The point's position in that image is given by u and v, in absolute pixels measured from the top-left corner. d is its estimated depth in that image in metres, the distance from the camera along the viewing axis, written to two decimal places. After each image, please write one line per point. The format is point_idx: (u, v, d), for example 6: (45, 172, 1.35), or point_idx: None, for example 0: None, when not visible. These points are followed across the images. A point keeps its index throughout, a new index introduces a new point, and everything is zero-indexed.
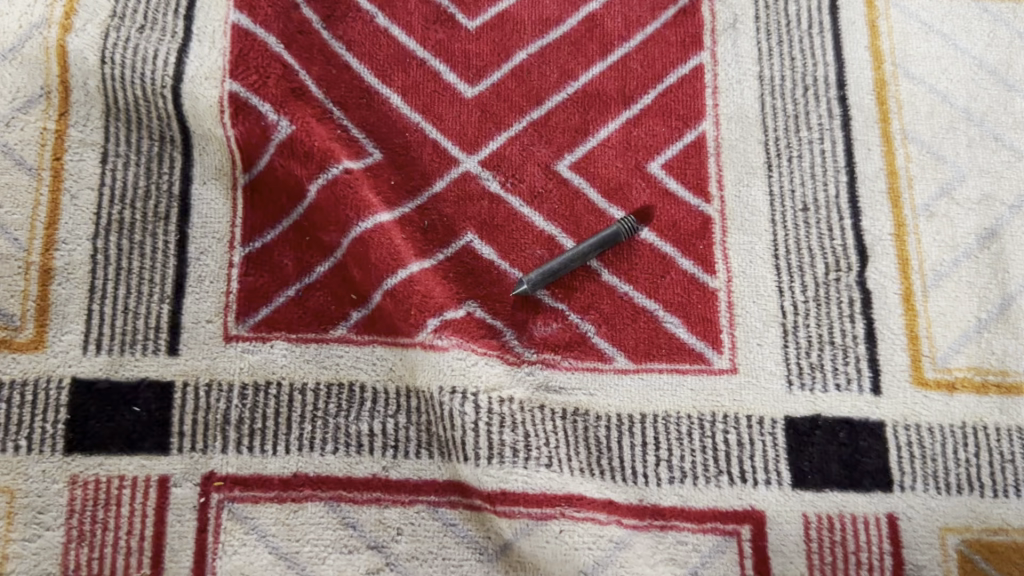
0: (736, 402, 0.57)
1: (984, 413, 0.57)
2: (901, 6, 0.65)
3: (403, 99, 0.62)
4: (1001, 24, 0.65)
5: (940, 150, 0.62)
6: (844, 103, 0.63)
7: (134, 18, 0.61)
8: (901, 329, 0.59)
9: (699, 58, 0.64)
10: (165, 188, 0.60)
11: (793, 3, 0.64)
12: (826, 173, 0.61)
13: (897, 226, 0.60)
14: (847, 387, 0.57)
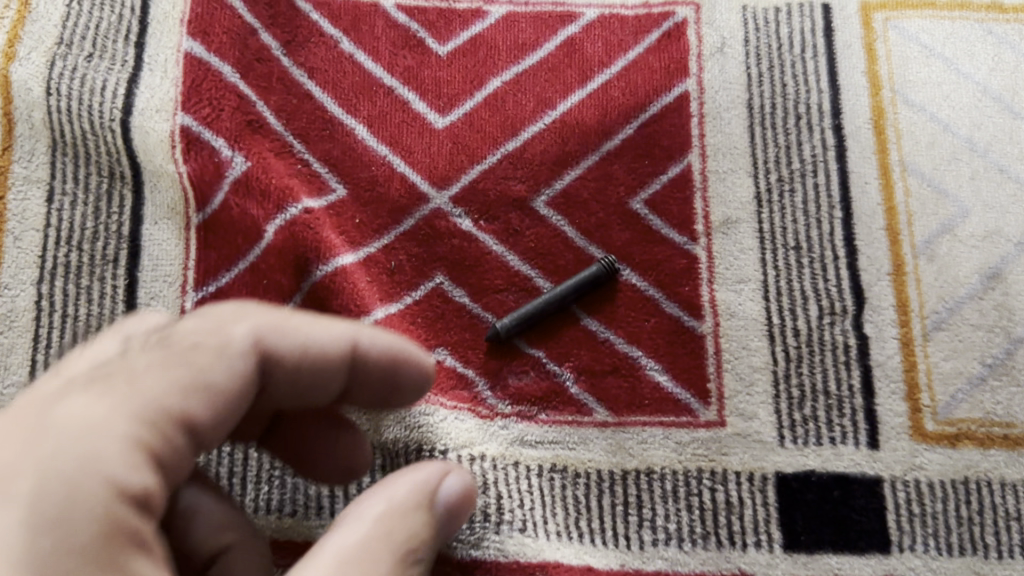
0: (724, 457, 0.53)
1: (988, 467, 0.53)
2: (900, 28, 0.61)
3: (370, 131, 0.58)
4: (1007, 47, 0.61)
5: (942, 184, 0.58)
6: (839, 133, 0.59)
7: (81, 45, 0.58)
8: (900, 377, 0.55)
9: (684, 85, 0.60)
10: (115, 229, 0.55)
11: (785, 25, 0.61)
12: (819, 209, 0.57)
13: (895, 265, 0.57)
14: (842, 442, 0.54)
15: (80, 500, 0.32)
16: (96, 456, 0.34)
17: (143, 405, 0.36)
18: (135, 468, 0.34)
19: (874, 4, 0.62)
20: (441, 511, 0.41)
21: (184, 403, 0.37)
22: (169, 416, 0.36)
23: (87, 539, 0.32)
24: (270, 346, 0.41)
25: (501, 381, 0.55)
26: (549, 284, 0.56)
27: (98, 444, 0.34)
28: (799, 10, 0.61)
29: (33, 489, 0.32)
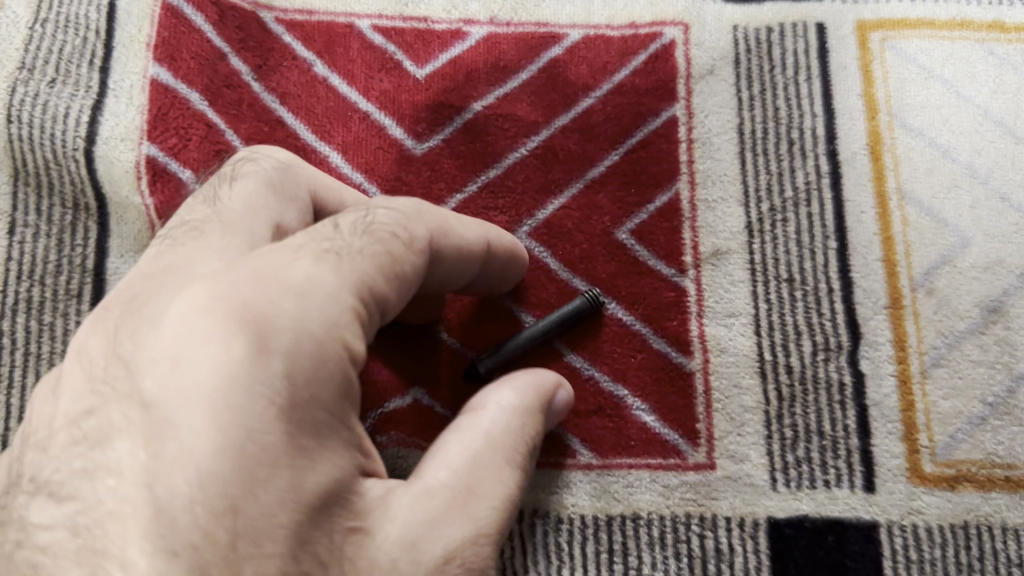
0: (714, 502, 0.51)
1: (989, 511, 0.51)
2: (897, 48, 0.59)
3: (344, 158, 0.56)
4: (1009, 68, 0.58)
5: (941, 213, 0.56)
6: (834, 159, 0.56)
7: (44, 70, 0.56)
8: (897, 417, 0.53)
9: (672, 110, 0.58)
10: (78, 262, 0.53)
11: (778, 47, 0.58)
12: (814, 239, 0.55)
13: (893, 299, 0.54)
14: (838, 485, 0.51)
15: (324, 362, 0.35)
16: (336, 320, 0.36)
17: (350, 276, 0.37)
18: (353, 332, 0.37)
19: (870, 24, 0.59)
20: (553, 413, 0.48)
21: (383, 281, 0.39)
22: (379, 295, 0.39)
23: (331, 396, 0.35)
24: (439, 244, 0.43)
25: None
26: (531, 319, 0.54)
27: (338, 310, 0.36)
28: (792, 30, 0.59)
29: (289, 344, 0.34)
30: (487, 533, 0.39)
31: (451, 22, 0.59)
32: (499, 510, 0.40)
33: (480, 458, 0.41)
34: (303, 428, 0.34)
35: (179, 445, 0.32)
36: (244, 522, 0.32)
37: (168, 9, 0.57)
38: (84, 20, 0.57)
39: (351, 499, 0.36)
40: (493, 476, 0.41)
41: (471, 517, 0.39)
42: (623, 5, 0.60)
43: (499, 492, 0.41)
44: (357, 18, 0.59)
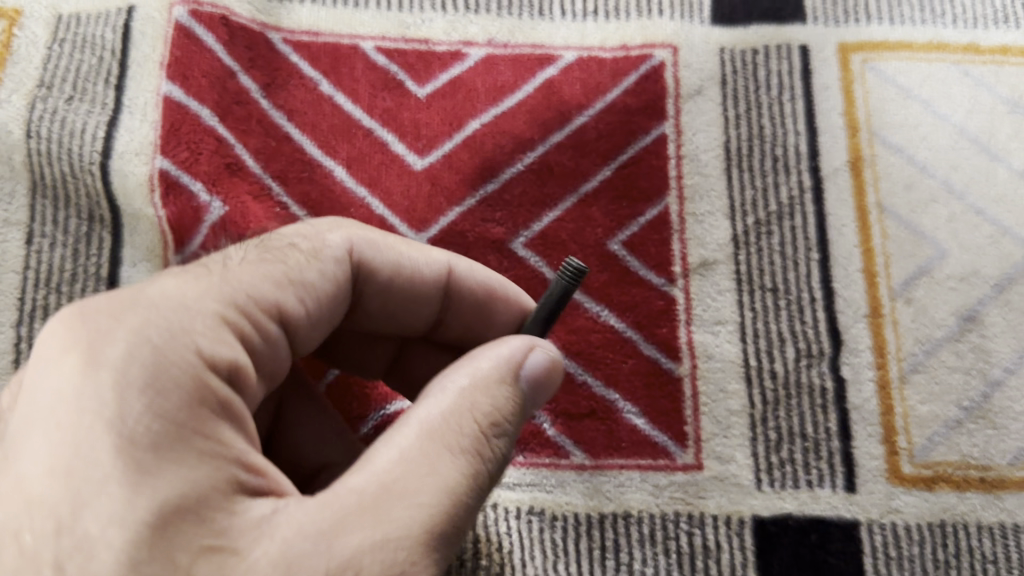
0: (702, 500, 0.53)
1: (964, 511, 0.54)
2: (877, 69, 0.61)
3: (348, 172, 0.58)
4: (985, 89, 0.61)
5: (919, 225, 0.58)
6: (816, 175, 0.59)
7: (62, 88, 0.58)
8: (876, 420, 0.55)
9: (662, 128, 0.60)
10: (93, 271, 0.56)
11: (764, 68, 0.61)
12: (797, 251, 0.58)
13: (873, 308, 0.57)
14: (820, 485, 0.54)
15: (162, 369, 0.35)
16: (181, 330, 0.37)
17: (222, 291, 0.39)
18: (228, 329, 0.39)
19: (852, 46, 0.62)
20: (529, 392, 0.42)
21: (269, 290, 0.42)
22: (256, 304, 0.41)
23: (180, 406, 0.35)
24: (366, 257, 0.46)
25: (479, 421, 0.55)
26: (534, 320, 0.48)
27: (201, 313, 0.38)
28: (777, 52, 0.62)
29: (123, 353, 0.35)
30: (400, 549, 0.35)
31: (450, 44, 0.62)
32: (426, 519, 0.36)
33: (412, 457, 0.37)
34: (134, 437, 0.33)
35: (19, 471, 0.33)
36: (70, 538, 0.32)
37: (180, 28, 0.60)
38: (100, 40, 0.60)
39: (213, 515, 0.33)
40: (426, 480, 0.36)
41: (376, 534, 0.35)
42: (615, 29, 0.63)
43: (432, 500, 0.36)
44: (361, 39, 0.62)
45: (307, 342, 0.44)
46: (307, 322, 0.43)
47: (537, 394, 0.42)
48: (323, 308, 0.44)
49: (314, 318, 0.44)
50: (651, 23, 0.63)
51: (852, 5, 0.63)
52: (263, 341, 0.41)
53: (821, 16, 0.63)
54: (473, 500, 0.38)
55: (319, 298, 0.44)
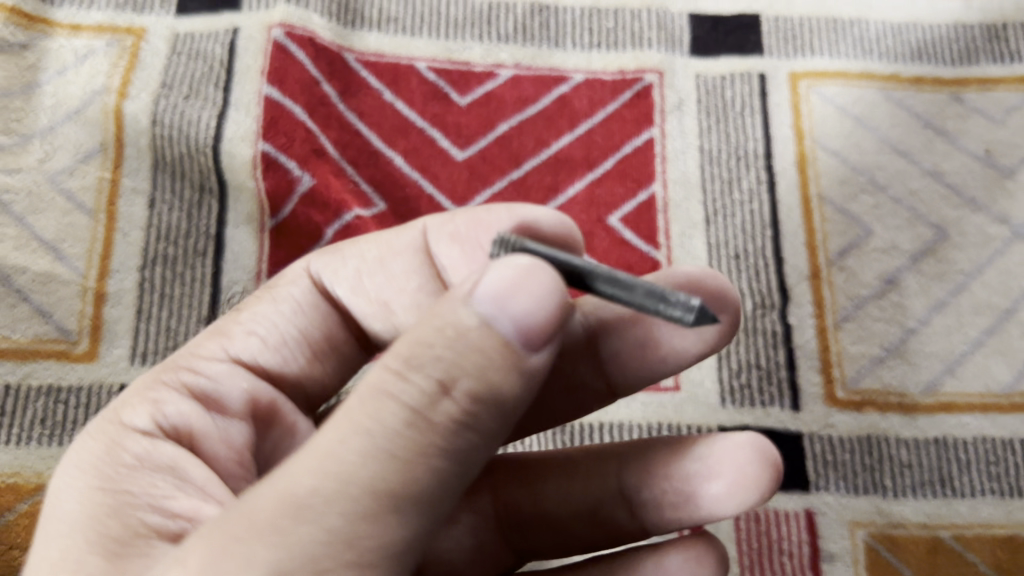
0: (679, 414, 0.68)
1: (885, 426, 0.68)
2: (820, 92, 0.78)
3: (404, 160, 0.74)
4: (903, 108, 0.78)
5: (851, 211, 0.74)
6: (770, 172, 0.75)
7: (180, 89, 0.74)
8: (817, 357, 0.70)
9: (650, 132, 0.76)
10: (203, 230, 0.71)
11: (731, 90, 0.78)
12: (755, 228, 0.73)
13: (814, 272, 0.72)
14: (770, 404, 0.69)
15: (89, 453, 0.45)
16: (118, 410, 0.48)
17: (167, 366, 0.50)
18: (160, 395, 0.48)
19: (800, 74, 0.79)
20: (508, 318, 0.33)
21: (213, 346, 0.51)
22: (193, 367, 0.50)
23: (90, 474, 0.44)
24: (325, 277, 0.53)
25: None
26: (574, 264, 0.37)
27: (141, 389, 0.49)
28: (741, 78, 0.78)
29: (74, 450, 0.46)
30: (266, 524, 0.32)
31: (486, 66, 0.78)
32: (298, 489, 0.33)
33: (316, 435, 0.35)
34: (58, 505, 0.43)
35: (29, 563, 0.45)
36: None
37: (276, 46, 0.76)
38: (211, 53, 0.76)
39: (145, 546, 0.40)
40: (310, 453, 0.34)
41: (242, 520, 0.33)
42: (614, 58, 0.79)
43: (320, 487, 0.32)
44: (416, 60, 0.78)
45: (308, 378, 0.53)
46: (268, 353, 0.52)
47: (535, 313, 0.33)
48: (278, 335, 0.52)
49: (274, 344, 0.52)
50: (643, 53, 0.79)
51: (801, 43, 0.80)
52: (202, 391, 0.49)
53: (776, 51, 0.79)
54: (385, 437, 0.33)
55: (271, 328, 0.52)
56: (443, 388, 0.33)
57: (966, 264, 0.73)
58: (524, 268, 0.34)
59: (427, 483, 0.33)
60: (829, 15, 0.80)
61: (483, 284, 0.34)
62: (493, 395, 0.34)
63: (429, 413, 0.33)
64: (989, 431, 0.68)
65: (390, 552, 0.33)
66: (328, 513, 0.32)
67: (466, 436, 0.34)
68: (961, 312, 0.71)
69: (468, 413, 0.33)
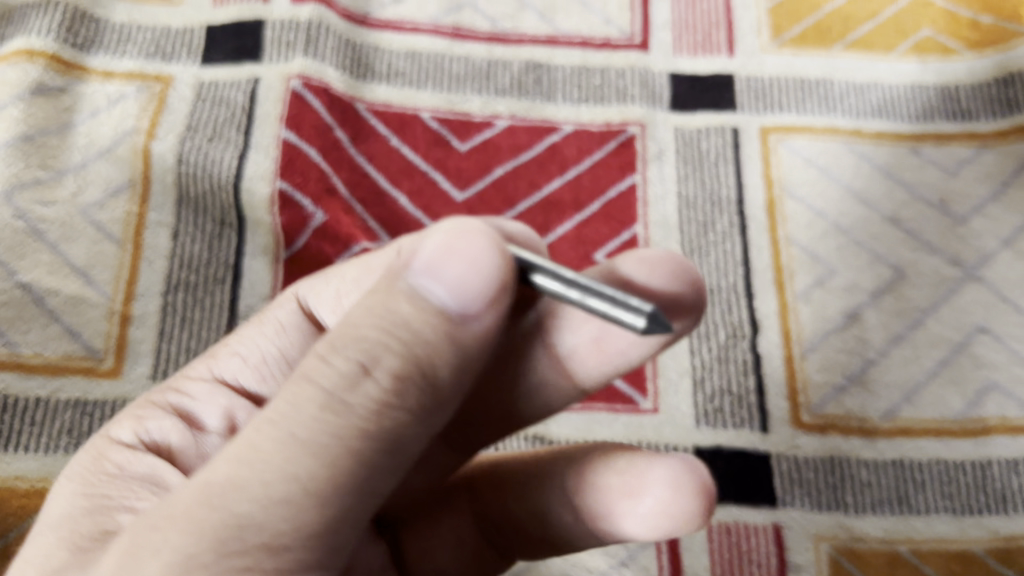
0: (658, 435, 0.74)
1: (847, 448, 0.74)
2: (789, 144, 0.85)
3: (409, 200, 0.81)
4: (864, 159, 0.85)
5: (815, 252, 0.81)
6: (742, 215, 0.82)
7: (204, 131, 0.81)
8: (784, 384, 0.76)
9: (633, 179, 0.83)
10: (223, 259, 0.77)
11: (707, 142, 0.85)
12: (728, 266, 0.80)
13: (781, 306, 0.79)
14: (741, 426, 0.75)
15: (78, 463, 0.52)
16: (108, 428, 0.55)
17: (158, 391, 0.58)
18: (146, 413, 0.55)
19: (770, 128, 0.86)
20: (442, 283, 0.36)
21: (200, 368, 0.59)
22: (179, 391, 0.57)
23: (76, 480, 0.50)
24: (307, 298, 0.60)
25: None
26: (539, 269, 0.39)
27: (130, 409, 0.56)
28: (716, 131, 0.86)
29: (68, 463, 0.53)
30: (184, 513, 0.36)
31: (484, 116, 0.85)
32: (213, 478, 0.36)
33: (244, 427, 0.38)
34: (48, 506, 0.49)
35: None
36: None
37: (293, 95, 0.83)
38: (232, 100, 0.83)
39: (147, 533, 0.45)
40: (233, 443, 0.37)
41: (168, 509, 0.36)
42: (601, 111, 0.86)
43: (240, 472, 0.35)
44: (420, 110, 0.85)
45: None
46: (249, 373, 0.59)
47: (464, 276, 0.36)
48: (258, 355, 0.59)
49: (254, 364, 0.59)
50: (627, 108, 0.86)
51: (771, 101, 0.87)
52: (186, 410, 0.56)
53: (749, 107, 0.87)
54: (301, 423, 0.36)
55: (253, 348, 0.59)
56: (364, 368, 0.36)
57: (922, 301, 0.79)
58: (455, 236, 0.36)
59: (341, 467, 0.36)
60: (796, 76, 0.88)
61: (419, 256, 0.37)
62: (415, 374, 0.37)
63: (346, 395, 0.36)
64: (943, 454, 0.74)
65: (305, 533, 0.35)
66: (236, 500, 0.35)
67: (388, 415, 0.37)
68: (917, 345, 0.77)
69: (389, 392, 0.36)
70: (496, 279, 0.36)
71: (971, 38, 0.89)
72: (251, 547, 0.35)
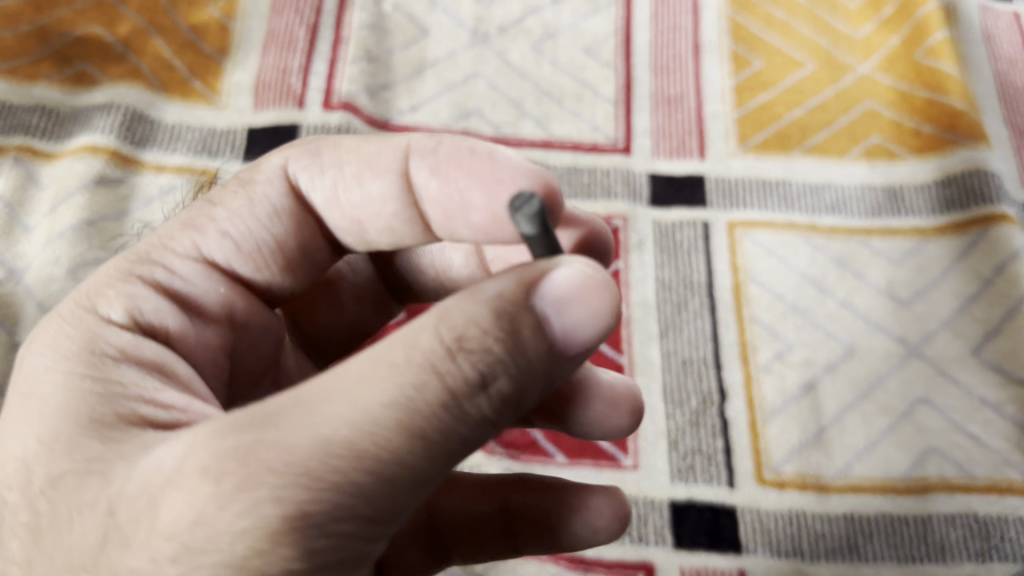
0: (637, 488, 0.84)
1: (804, 502, 0.83)
2: (752, 237, 0.97)
3: None
4: (820, 250, 0.96)
5: (775, 330, 0.92)
6: (712, 297, 0.94)
7: None
8: (748, 446, 0.86)
9: (617, 264, 0.95)
10: None
11: (681, 233, 0.97)
12: (699, 341, 0.91)
13: (746, 378, 0.89)
14: (711, 482, 0.85)
15: (64, 343, 0.53)
16: (91, 298, 0.55)
17: (144, 262, 0.58)
18: (135, 290, 0.56)
19: (737, 223, 0.98)
20: (565, 319, 0.43)
21: (184, 241, 0.60)
22: (163, 266, 0.59)
23: (73, 361, 0.52)
24: (299, 179, 0.63)
25: (502, 438, 0.86)
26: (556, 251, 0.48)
27: (116, 282, 0.56)
28: (689, 224, 0.97)
29: (49, 334, 0.54)
30: (302, 464, 0.40)
31: None
32: (335, 438, 0.40)
33: (347, 381, 0.42)
34: (42, 381, 0.51)
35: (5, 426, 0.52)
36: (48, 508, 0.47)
37: None
38: None
39: None
40: (349, 399, 0.41)
41: (278, 448, 0.40)
42: (589, 205, 0.98)
43: (355, 438, 0.41)
44: None
45: (274, 283, 0.64)
46: (240, 258, 0.61)
47: (584, 321, 0.44)
48: (250, 240, 0.62)
49: (245, 249, 0.62)
50: (611, 203, 0.99)
51: (738, 198, 0.99)
52: (175, 288, 0.58)
53: (719, 205, 0.99)
54: (420, 413, 0.41)
55: (244, 232, 0.61)
56: (483, 384, 0.42)
57: (869, 374, 0.90)
58: (592, 282, 0.44)
59: (435, 465, 0.43)
60: (759, 177, 1.01)
61: (552, 280, 0.43)
62: (512, 396, 0.44)
63: (464, 401, 0.42)
64: (889, 508, 0.83)
65: (392, 513, 0.43)
66: (353, 470, 0.41)
67: (481, 427, 0.44)
68: (866, 411, 0.88)
69: (491, 404, 0.43)
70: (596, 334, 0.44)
71: (914, 144, 1.01)
72: (349, 515, 0.42)
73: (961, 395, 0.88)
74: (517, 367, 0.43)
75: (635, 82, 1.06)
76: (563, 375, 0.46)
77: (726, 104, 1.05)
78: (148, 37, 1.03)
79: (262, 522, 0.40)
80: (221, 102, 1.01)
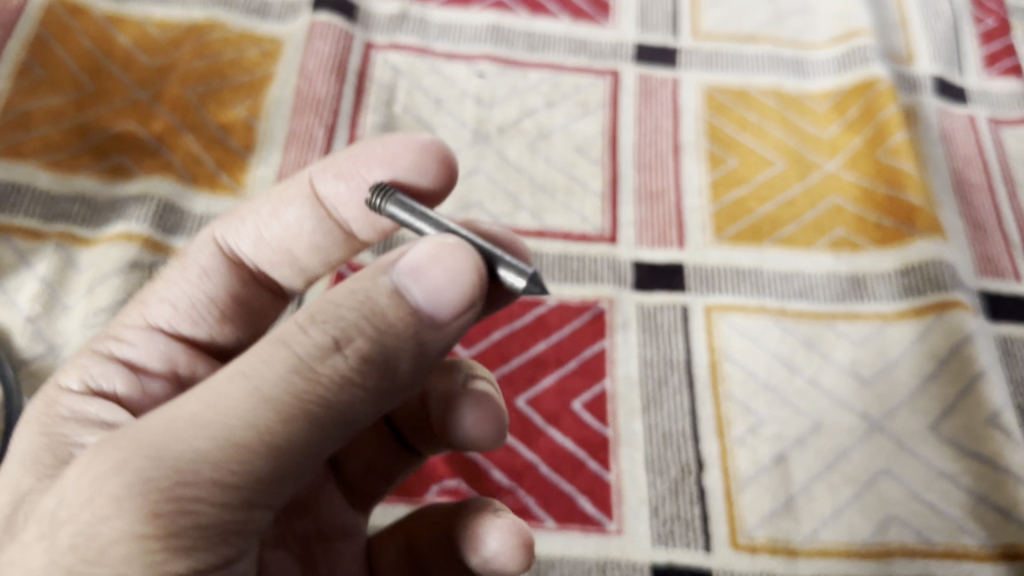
0: (621, 551, 0.91)
1: (774, 565, 0.90)
2: (727, 320, 1.06)
3: None
4: (788, 332, 1.05)
5: (750, 406, 1.00)
6: (690, 375, 1.02)
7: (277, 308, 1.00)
8: (724, 513, 0.94)
9: (603, 343, 1.04)
10: None
11: (662, 316, 1.06)
12: (679, 415, 0.99)
13: (722, 450, 0.97)
14: (689, 546, 0.92)
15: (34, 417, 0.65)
16: (58, 375, 0.69)
17: (103, 341, 0.73)
18: (90, 363, 0.70)
19: (713, 307, 1.07)
20: (419, 281, 0.52)
21: (135, 321, 0.74)
22: (118, 341, 0.73)
23: (32, 424, 0.64)
24: (225, 237, 0.76)
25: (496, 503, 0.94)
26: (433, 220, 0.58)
27: (77, 359, 0.71)
28: (670, 308, 1.06)
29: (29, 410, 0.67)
30: (153, 439, 0.49)
31: None
32: (184, 414, 0.49)
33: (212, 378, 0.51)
34: (17, 450, 0.62)
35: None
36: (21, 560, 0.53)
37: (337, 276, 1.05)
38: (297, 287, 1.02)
39: None
40: (208, 386, 0.50)
41: (142, 433, 0.49)
42: (578, 289, 1.07)
43: (207, 411, 0.49)
44: None
45: (221, 336, 0.76)
46: (180, 318, 0.74)
47: (439, 281, 0.51)
48: (186, 301, 0.74)
49: (183, 310, 0.74)
50: (598, 287, 1.08)
51: (714, 284, 1.08)
52: (129, 356, 0.72)
53: (697, 290, 1.08)
54: (268, 382, 0.50)
55: (180, 296, 0.74)
56: (336, 346, 0.50)
57: (835, 446, 0.97)
58: (446, 248, 0.52)
59: (291, 428, 0.50)
60: (734, 265, 1.10)
61: (411, 252, 0.52)
62: (372, 356, 0.51)
63: (318, 363, 0.50)
64: (853, 571, 0.90)
65: (254, 477, 0.49)
66: (196, 436, 0.48)
67: (343, 390, 0.51)
68: (831, 481, 0.95)
69: (351, 367, 0.51)
70: (455, 283, 0.52)
71: (876, 236, 1.11)
72: (201, 479, 0.48)
73: (920, 466, 0.96)
74: (370, 328, 0.51)
75: (621, 178, 1.16)
76: (430, 341, 0.53)
77: (703, 199, 1.15)
78: (179, 134, 1.13)
79: (120, 494, 0.48)
80: (246, 193, 1.10)
